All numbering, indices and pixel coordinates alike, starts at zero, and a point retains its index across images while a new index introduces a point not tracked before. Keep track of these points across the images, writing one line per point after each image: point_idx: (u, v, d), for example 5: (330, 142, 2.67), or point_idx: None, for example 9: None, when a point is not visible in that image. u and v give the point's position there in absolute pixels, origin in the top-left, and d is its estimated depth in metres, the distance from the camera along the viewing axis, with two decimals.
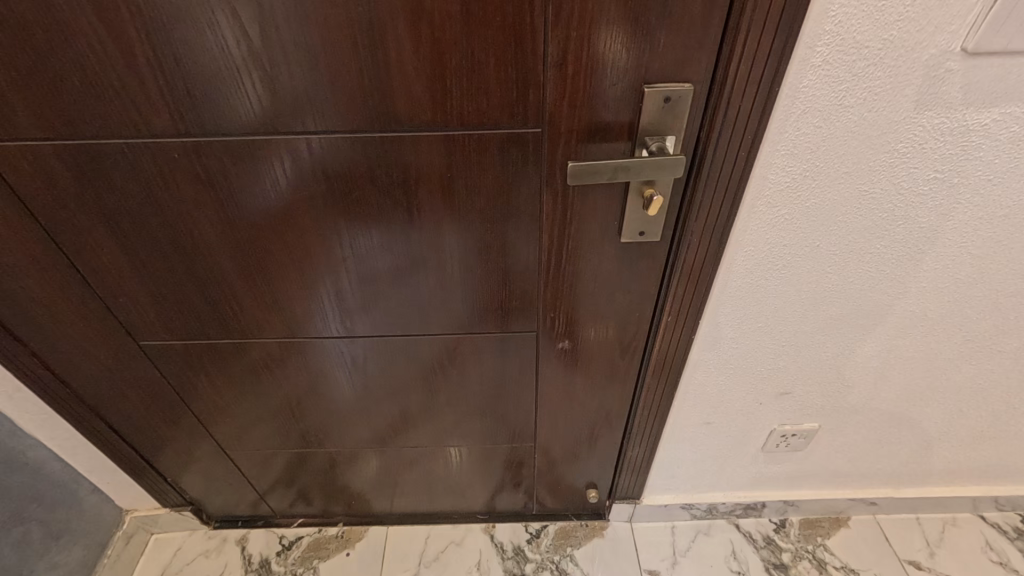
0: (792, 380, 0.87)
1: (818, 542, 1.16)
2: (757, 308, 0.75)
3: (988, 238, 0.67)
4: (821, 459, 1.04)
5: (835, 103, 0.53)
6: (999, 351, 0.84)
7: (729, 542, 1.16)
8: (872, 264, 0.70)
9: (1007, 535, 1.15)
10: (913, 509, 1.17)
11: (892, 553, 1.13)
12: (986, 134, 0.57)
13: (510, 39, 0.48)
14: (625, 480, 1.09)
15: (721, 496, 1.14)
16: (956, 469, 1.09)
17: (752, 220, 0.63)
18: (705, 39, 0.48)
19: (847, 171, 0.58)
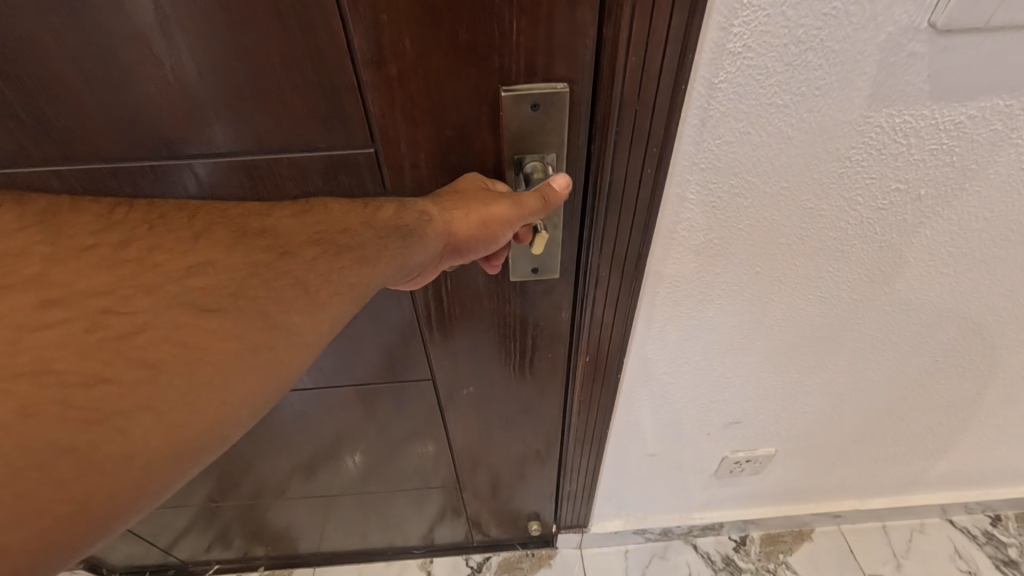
0: (740, 407, 0.77)
1: (780, 560, 1.08)
2: (693, 339, 0.63)
3: (960, 255, 0.56)
4: (778, 477, 0.96)
5: (766, 102, 0.41)
6: (971, 368, 0.74)
7: (686, 566, 1.08)
8: (824, 288, 0.58)
9: (976, 540, 1.09)
10: (880, 518, 1.10)
11: (858, 567, 1.06)
12: (961, 135, 0.45)
13: (295, 30, 0.34)
14: (570, 512, 0.99)
15: (676, 518, 1.05)
16: (924, 478, 1.01)
17: (674, 247, 0.51)
18: (577, 27, 0.35)
19: (786, 184, 0.46)
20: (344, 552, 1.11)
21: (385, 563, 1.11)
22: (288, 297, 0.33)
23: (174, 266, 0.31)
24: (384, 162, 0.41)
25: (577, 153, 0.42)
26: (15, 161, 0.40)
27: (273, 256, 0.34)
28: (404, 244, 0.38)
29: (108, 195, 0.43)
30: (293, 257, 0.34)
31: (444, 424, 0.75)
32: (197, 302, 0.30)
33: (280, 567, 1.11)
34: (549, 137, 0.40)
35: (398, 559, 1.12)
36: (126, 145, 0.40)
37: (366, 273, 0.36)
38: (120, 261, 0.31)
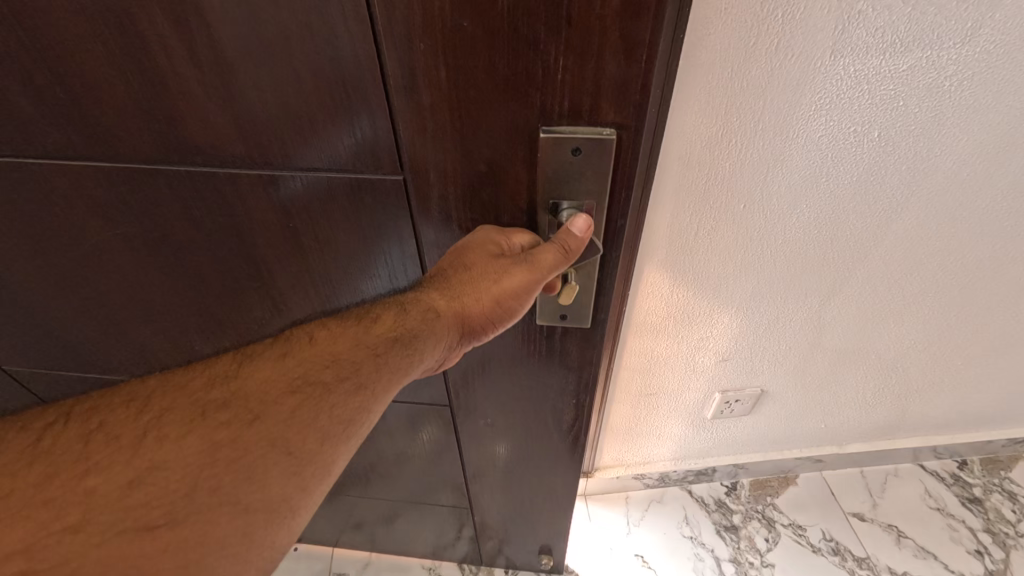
0: (734, 347, 0.86)
1: (767, 501, 1.19)
2: (694, 271, 0.72)
3: (920, 194, 0.65)
4: (762, 424, 1.08)
5: (746, 52, 0.49)
6: (931, 315, 0.84)
7: (681, 507, 1.19)
8: (803, 226, 0.67)
9: (945, 481, 1.20)
10: (857, 463, 1.21)
11: (838, 508, 1.18)
12: (914, 80, 0.52)
13: (326, 52, 0.34)
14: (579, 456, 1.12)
15: (672, 464, 1.17)
16: (887, 425, 1.10)
17: (670, 183, 0.61)
18: (630, 71, 0.33)
19: (765, 127, 0.55)
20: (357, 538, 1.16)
21: None
22: (271, 460, 0.36)
23: (119, 485, 0.33)
24: (414, 188, 0.41)
25: (618, 200, 0.41)
26: (66, 154, 0.42)
27: (239, 428, 0.36)
28: (404, 351, 0.41)
29: (146, 194, 0.45)
30: (265, 419, 0.37)
31: (459, 448, 0.76)
32: (155, 513, 0.33)
33: None
34: (589, 180, 0.39)
35: None
36: (161, 150, 0.41)
37: (365, 397, 0.40)
38: (57, 496, 0.32)
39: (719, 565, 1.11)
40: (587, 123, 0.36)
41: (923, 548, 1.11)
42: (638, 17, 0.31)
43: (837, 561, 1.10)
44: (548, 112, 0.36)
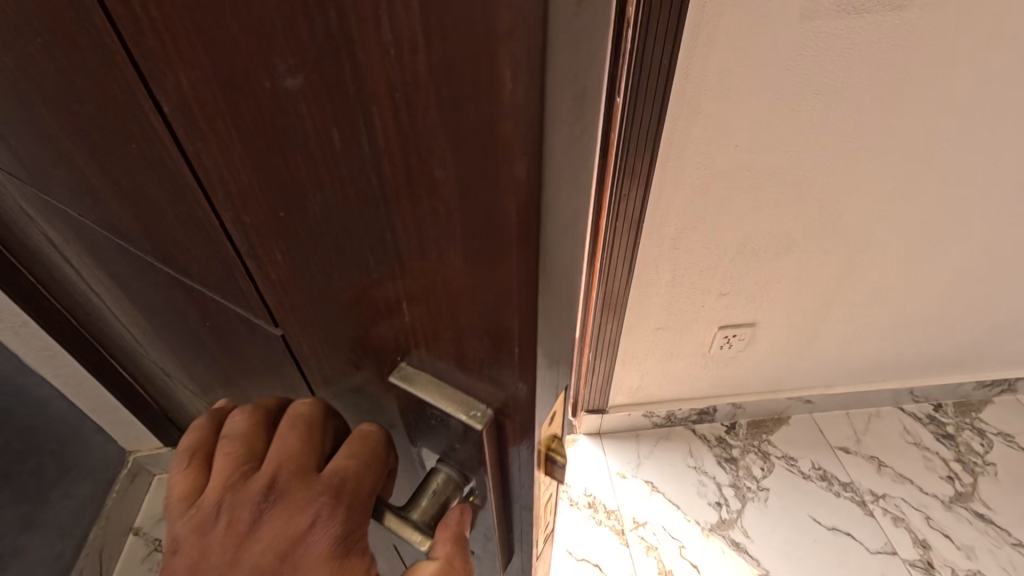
0: (730, 281, 1.04)
1: (763, 437, 1.35)
2: (701, 207, 0.90)
3: (876, 134, 0.83)
4: (754, 365, 1.24)
5: (735, 22, 0.68)
6: (884, 253, 1.03)
7: (686, 443, 1.34)
8: (786, 162, 0.85)
9: (921, 421, 1.37)
10: (843, 406, 1.38)
11: (827, 442, 1.33)
12: (861, 40, 0.71)
13: (139, 182, 0.27)
14: (593, 394, 1.27)
15: (678, 403, 1.32)
16: (872, 364, 1.29)
17: (677, 132, 0.79)
18: (496, 359, 0.23)
19: (749, 82, 0.74)
20: None
21: None
22: None
23: None
24: (283, 352, 0.33)
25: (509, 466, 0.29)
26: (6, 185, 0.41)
27: None
28: None
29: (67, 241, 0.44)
30: None
31: None
32: None
33: None
34: (461, 450, 0.28)
35: None
36: (52, 209, 0.39)
37: None
38: None
39: (720, 489, 1.26)
40: (460, 387, 0.26)
41: (901, 475, 1.27)
42: (497, 295, 0.20)
43: (824, 485, 1.26)
44: (404, 347, 0.26)
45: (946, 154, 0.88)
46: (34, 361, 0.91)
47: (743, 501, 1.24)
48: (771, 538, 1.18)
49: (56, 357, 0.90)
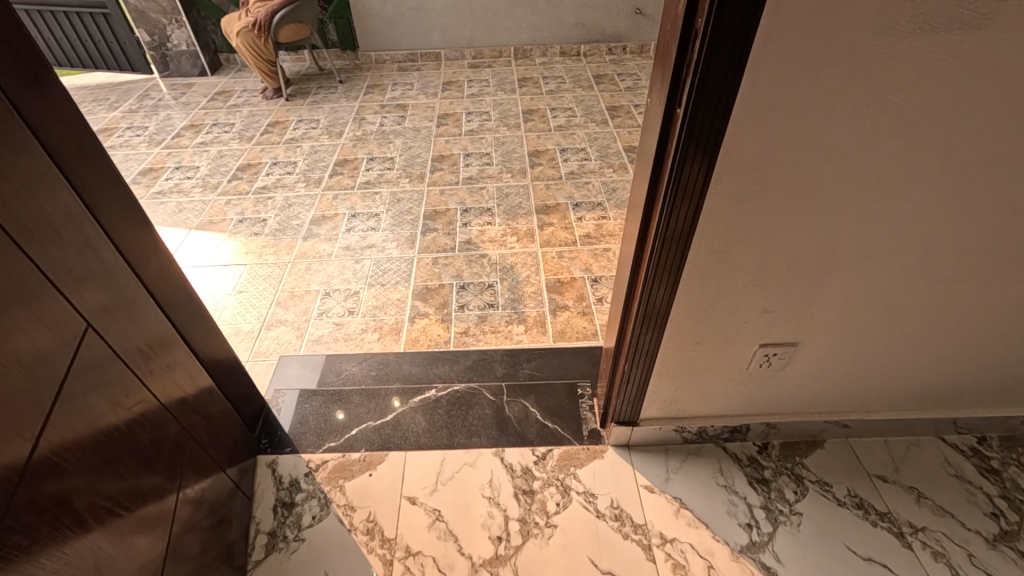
0: (775, 300, 1.02)
1: (797, 460, 1.32)
2: (751, 223, 0.89)
3: (941, 152, 0.80)
4: (792, 384, 1.21)
5: (807, 35, 0.66)
6: (939, 277, 1.00)
7: (717, 461, 1.32)
8: (842, 181, 0.84)
9: (964, 453, 1.33)
10: (881, 432, 1.34)
11: (863, 469, 1.30)
12: (935, 54, 0.69)
13: None
14: (621, 404, 1.25)
15: (711, 420, 1.30)
16: (914, 391, 1.26)
17: (734, 147, 0.78)
18: None
19: (813, 95, 0.73)
20: (414, 499, 1.26)
21: (465, 451, 1.36)
22: None
23: None
24: None
25: None
26: None
27: None
28: None
29: None
30: None
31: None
32: None
33: (377, 451, 1.36)
34: None
35: (475, 447, 1.36)
36: None
37: None
38: None
39: (751, 510, 1.23)
40: None
41: (941, 507, 1.23)
42: None
43: (860, 513, 1.22)
44: None
45: (1014, 180, 0.84)
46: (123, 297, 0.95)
47: (774, 524, 1.21)
48: (803, 563, 1.15)
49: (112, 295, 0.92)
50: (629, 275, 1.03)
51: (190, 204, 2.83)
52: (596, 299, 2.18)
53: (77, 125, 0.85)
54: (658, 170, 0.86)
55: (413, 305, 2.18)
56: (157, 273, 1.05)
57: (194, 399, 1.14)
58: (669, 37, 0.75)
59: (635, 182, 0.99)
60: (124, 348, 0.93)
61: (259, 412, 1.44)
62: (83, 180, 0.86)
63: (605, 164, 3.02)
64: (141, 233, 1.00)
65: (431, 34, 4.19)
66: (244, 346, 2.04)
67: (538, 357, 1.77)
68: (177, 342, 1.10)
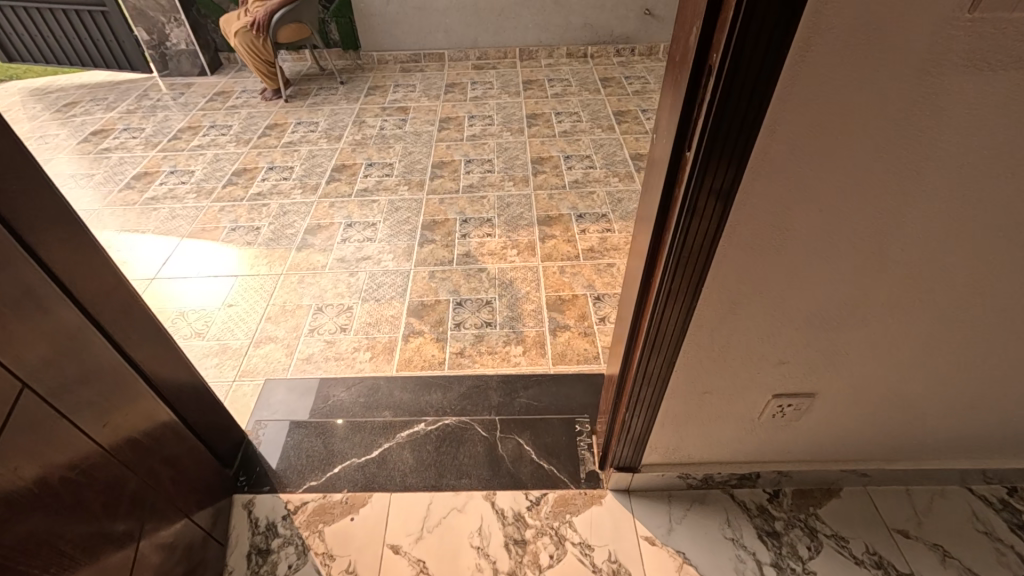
0: (792, 352, 0.92)
1: (811, 511, 1.22)
2: (767, 275, 0.79)
3: (986, 202, 0.71)
4: (808, 433, 1.11)
5: (836, 76, 0.57)
6: (975, 327, 0.90)
7: (724, 511, 1.22)
8: (870, 231, 0.74)
9: (992, 506, 1.23)
10: (902, 481, 1.24)
11: (883, 522, 1.20)
12: (990, 98, 0.59)
13: None
14: (620, 451, 1.16)
15: (717, 467, 1.20)
16: (941, 441, 1.16)
17: (749, 196, 0.68)
18: None
19: (842, 141, 0.63)
20: (398, 548, 1.18)
21: (454, 493, 1.27)
22: None
23: None
24: None
25: None
26: None
27: None
28: None
29: None
30: None
31: None
32: None
33: (361, 491, 1.28)
34: None
35: (464, 490, 1.28)
36: None
37: None
38: None
39: (760, 568, 1.14)
40: None
41: (968, 569, 1.13)
42: None
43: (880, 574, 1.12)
44: None
45: None
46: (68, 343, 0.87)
47: None
48: None
49: (54, 342, 0.84)
50: (631, 323, 0.94)
51: (183, 211, 2.75)
52: (598, 318, 2.09)
53: (20, 160, 0.77)
54: (663, 217, 0.76)
55: (408, 322, 2.10)
56: (115, 310, 0.97)
57: (158, 442, 1.07)
58: (678, 72, 0.65)
59: (639, 223, 0.89)
60: (69, 401, 0.86)
61: (237, 446, 1.37)
62: (25, 220, 0.79)
63: (610, 172, 2.91)
64: (96, 270, 0.93)
65: (435, 34, 4.09)
66: (231, 364, 1.96)
67: (535, 386, 1.68)
68: (138, 384, 1.02)
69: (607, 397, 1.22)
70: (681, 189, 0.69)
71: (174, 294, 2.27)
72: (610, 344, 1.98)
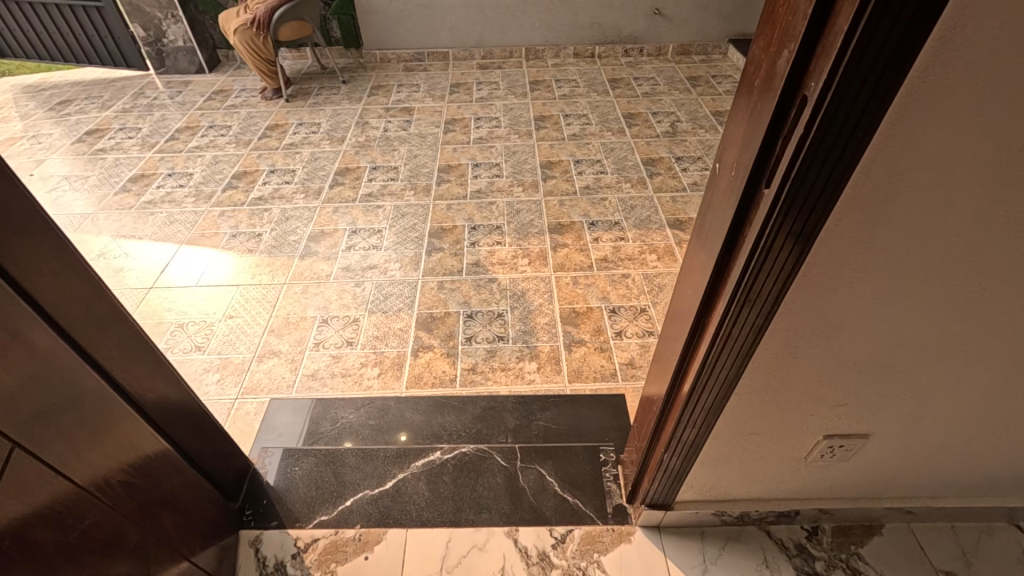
0: (850, 396, 0.85)
1: (852, 550, 1.16)
2: (835, 324, 0.71)
3: None
4: (855, 472, 1.04)
5: (950, 119, 0.48)
6: None
7: (761, 550, 1.16)
8: (961, 288, 0.65)
9: None
10: (948, 518, 1.18)
11: (929, 563, 1.14)
12: None
13: None
14: (654, 487, 1.09)
15: (755, 504, 1.13)
16: (995, 481, 1.09)
17: (827, 245, 0.60)
18: None
19: (945, 193, 0.54)
20: None
21: (474, 529, 1.20)
22: None
23: None
24: None
25: None
26: None
27: None
28: None
29: None
30: None
31: None
32: None
33: (375, 527, 1.21)
34: None
35: (485, 526, 1.21)
36: None
37: None
38: None
39: None
40: None
41: None
42: None
43: None
44: None
45: None
46: (59, 385, 0.79)
47: None
48: None
49: (42, 386, 0.77)
50: (676, 362, 0.86)
51: (181, 215, 2.66)
52: (614, 332, 2.02)
53: (5, 190, 0.69)
54: (723, 262, 0.68)
55: (416, 336, 2.02)
56: (112, 345, 0.90)
57: (158, 481, 1.00)
58: (756, 99, 0.56)
59: (687, 254, 0.81)
60: (56, 446, 0.79)
61: (242, 477, 1.29)
62: (9, 255, 0.71)
63: (622, 178, 2.84)
64: (91, 304, 0.85)
65: (440, 32, 3.99)
66: (233, 380, 1.88)
67: (553, 407, 1.61)
68: (138, 421, 0.95)
69: (639, 429, 1.14)
70: (753, 231, 0.61)
71: (172, 305, 2.18)
72: (628, 360, 1.91)
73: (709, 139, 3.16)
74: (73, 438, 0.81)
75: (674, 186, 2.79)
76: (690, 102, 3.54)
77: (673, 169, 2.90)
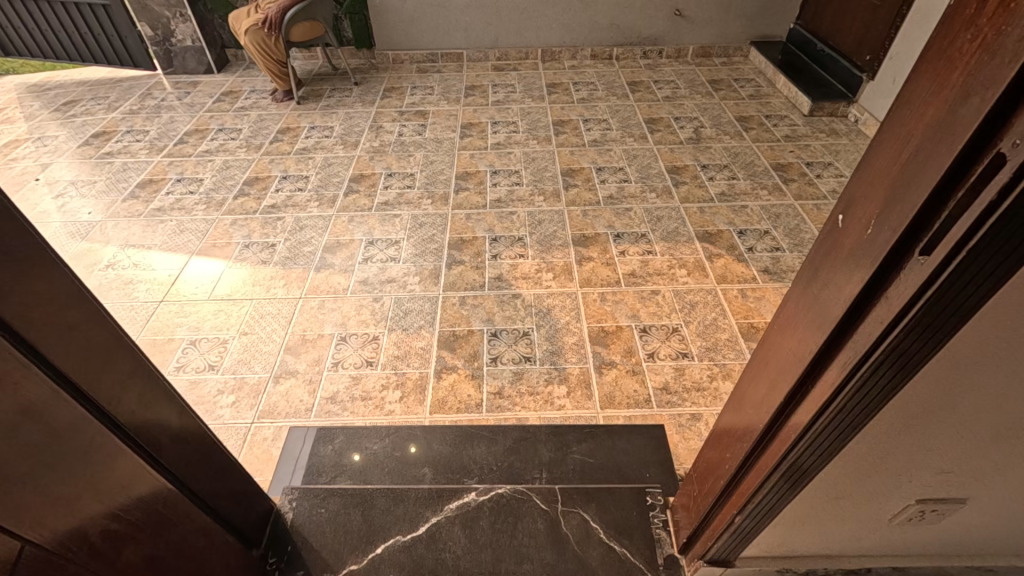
0: (958, 466, 0.75)
1: None
2: (965, 401, 0.61)
3: None
4: (942, 535, 0.95)
5: None
6: None
7: None
8: None
9: None
10: None
11: None
12: None
13: None
14: (717, 544, 1.01)
15: (824, 563, 1.04)
16: None
17: (983, 321, 0.51)
18: None
19: None
20: None
21: None
22: None
23: None
24: None
25: None
26: None
27: None
28: None
29: None
30: None
31: None
32: None
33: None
34: None
35: None
36: None
37: None
38: None
39: None
40: None
41: None
42: None
43: None
44: None
45: None
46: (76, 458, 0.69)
47: None
48: None
49: (56, 464, 0.66)
50: (764, 424, 0.77)
51: (191, 224, 2.57)
52: (646, 354, 1.92)
53: (15, 237, 0.59)
54: (842, 331, 0.59)
55: (439, 356, 1.93)
56: (137, 400, 0.79)
57: (179, 547, 0.91)
58: (912, 150, 0.47)
59: (783, 310, 0.71)
60: (69, 526, 0.69)
61: (266, 518, 1.20)
62: (18, 311, 0.61)
63: (647, 187, 2.74)
64: (113, 358, 0.75)
65: (454, 33, 3.90)
66: (248, 402, 1.80)
67: (589, 440, 1.52)
68: (160, 484, 0.85)
69: (701, 480, 1.06)
70: (895, 302, 0.52)
71: (183, 319, 2.10)
72: (662, 385, 1.82)
73: (734, 146, 3.06)
74: (83, 518, 0.71)
75: (701, 196, 2.69)
76: (713, 107, 3.44)
77: (699, 178, 2.81)
